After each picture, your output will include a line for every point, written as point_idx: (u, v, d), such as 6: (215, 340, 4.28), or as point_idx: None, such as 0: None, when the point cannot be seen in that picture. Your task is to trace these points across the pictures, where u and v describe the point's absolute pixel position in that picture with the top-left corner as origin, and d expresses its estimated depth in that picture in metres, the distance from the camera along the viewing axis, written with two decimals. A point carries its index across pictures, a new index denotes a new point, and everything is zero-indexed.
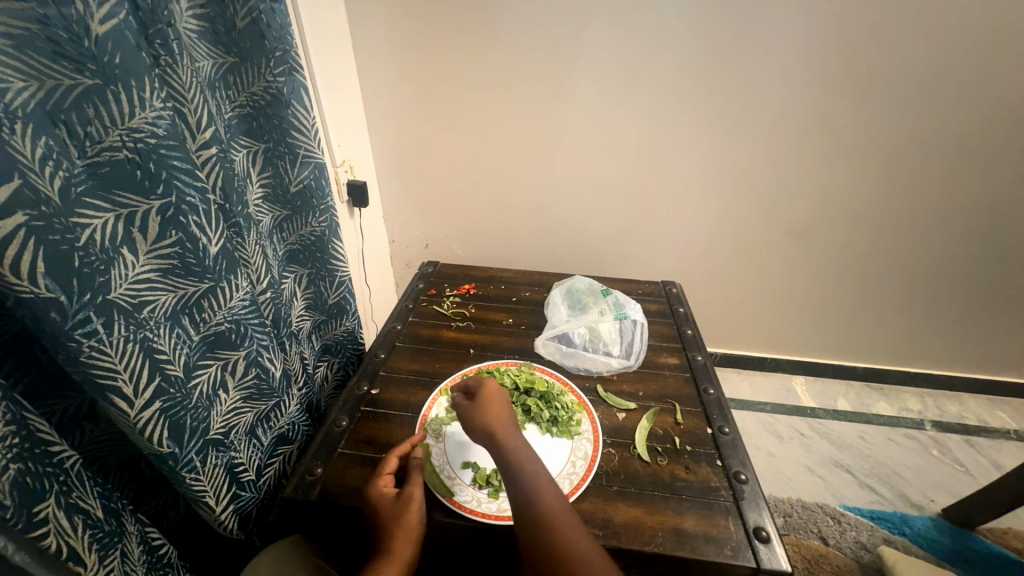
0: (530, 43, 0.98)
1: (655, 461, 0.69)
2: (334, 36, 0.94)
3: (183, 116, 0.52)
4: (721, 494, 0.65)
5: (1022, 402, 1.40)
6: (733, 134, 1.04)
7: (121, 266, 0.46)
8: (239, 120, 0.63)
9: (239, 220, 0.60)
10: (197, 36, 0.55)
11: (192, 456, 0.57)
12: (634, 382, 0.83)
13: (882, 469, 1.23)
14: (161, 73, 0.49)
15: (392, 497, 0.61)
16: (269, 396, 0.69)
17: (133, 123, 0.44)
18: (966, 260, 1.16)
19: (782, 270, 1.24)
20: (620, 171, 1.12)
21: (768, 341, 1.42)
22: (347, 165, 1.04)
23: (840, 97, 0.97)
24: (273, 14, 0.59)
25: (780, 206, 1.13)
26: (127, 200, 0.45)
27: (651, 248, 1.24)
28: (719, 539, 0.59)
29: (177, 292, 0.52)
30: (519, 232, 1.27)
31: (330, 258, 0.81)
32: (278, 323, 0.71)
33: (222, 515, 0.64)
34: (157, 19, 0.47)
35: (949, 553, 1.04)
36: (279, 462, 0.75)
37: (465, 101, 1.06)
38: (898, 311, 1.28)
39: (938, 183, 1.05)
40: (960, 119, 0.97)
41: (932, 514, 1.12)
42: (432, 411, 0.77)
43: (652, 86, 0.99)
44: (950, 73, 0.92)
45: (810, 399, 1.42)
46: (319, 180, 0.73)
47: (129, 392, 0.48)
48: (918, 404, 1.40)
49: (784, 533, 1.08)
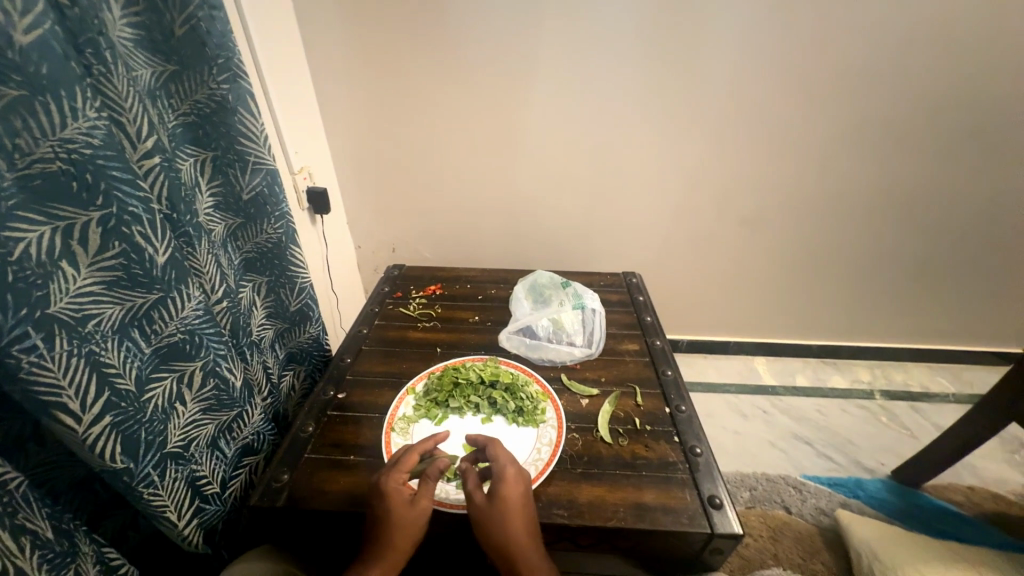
0: (482, 46, 0.99)
1: (617, 442, 0.74)
2: (283, 41, 0.93)
3: (121, 125, 0.51)
4: (678, 467, 0.70)
5: (959, 367, 1.52)
6: (681, 129, 1.08)
7: (60, 280, 0.45)
8: (183, 129, 0.62)
9: (189, 229, 0.60)
10: (133, 44, 0.54)
11: (149, 470, 0.56)
12: (596, 369, 0.88)
13: (837, 438, 1.31)
14: (94, 83, 0.48)
15: (406, 498, 0.59)
16: (230, 406, 0.68)
17: (66, 133, 0.43)
18: (901, 239, 1.25)
19: (737, 256, 1.30)
20: (578, 168, 1.16)
21: (729, 325, 1.49)
22: (306, 171, 1.03)
23: (778, 91, 1.02)
24: (213, 20, 0.59)
25: (730, 196, 1.19)
26: (64, 212, 0.45)
27: (613, 241, 1.28)
28: (677, 509, 0.64)
29: (125, 305, 0.52)
30: (484, 232, 1.29)
31: (290, 265, 0.79)
32: (237, 332, 0.70)
33: (186, 529, 0.63)
34: (87, 28, 0.46)
35: (898, 511, 1.12)
36: (244, 473, 0.74)
37: (422, 104, 1.07)
38: (844, 289, 1.37)
39: (871, 169, 1.13)
40: (887, 108, 1.04)
41: (883, 477, 1.20)
42: (400, 410, 0.78)
43: (604, 84, 1.03)
44: (876, 65, 0.99)
45: (771, 378, 1.49)
46: (272, 186, 0.72)
47: (76, 407, 0.47)
48: (868, 375, 1.49)
49: (750, 505, 1.14)
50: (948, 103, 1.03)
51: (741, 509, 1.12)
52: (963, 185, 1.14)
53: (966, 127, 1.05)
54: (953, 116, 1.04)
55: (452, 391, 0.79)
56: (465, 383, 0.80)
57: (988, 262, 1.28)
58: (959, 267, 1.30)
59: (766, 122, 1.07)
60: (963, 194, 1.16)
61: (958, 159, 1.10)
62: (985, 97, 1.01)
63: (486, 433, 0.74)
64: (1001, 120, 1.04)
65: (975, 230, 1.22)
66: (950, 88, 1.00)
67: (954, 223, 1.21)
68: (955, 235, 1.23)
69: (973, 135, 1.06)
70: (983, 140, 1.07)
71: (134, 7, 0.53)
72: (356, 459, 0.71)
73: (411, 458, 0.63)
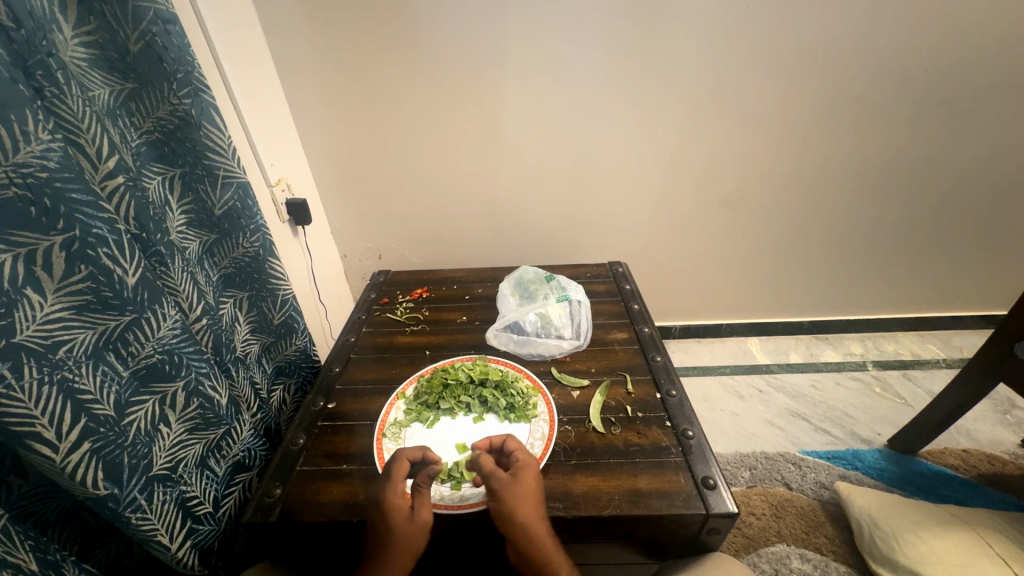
0: (452, 45, 0.99)
1: (610, 431, 0.74)
2: (250, 51, 0.92)
3: (80, 147, 0.50)
4: (671, 451, 0.70)
5: (947, 333, 1.54)
6: (657, 115, 1.08)
7: (26, 307, 0.44)
8: (148, 147, 0.61)
9: (160, 248, 0.59)
10: (88, 64, 0.53)
11: (135, 495, 0.55)
12: (585, 360, 0.88)
13: (833, 412, 1.32)
14: (46, 105, 0.47)
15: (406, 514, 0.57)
16: (217, 424, 0.68)
17: (19, 157, 0.42)
18: (882, 210, 1.26)
19: (722, 238, 1.31)
20: (558, 161, 1.15)
21: (720, 307, 1.50)
22: (284, 183, 1.02)
23: (752, 71, 1.03)
24: (168, 35, 0.58)
25: (711, 179, 1.19)
26: (24, 238, 0.44)
27: (598, 232, 1.29)
28: (671, 493, 0.64)
29: (97, 328, 0.51)
30: (469, 232, 1.29)
31: (269, 277, 0.78)
32: (220, 349, 0.69)
33: (180, 552, 0.62)
34: (36, 50, 0.45)
35: (897, 479, 1.13)
36: (238, 491, 0.74)
37: (396, 107, 1.06)
38: (830, 263, 1.37)
39: (848, 143, 1.14)
40: (857, 82, 1.05)
41: (880, 446, 1.21)
42: (391, 415, 0.78)
43: (577, 76, 1.03)
44: (844, 39, 0.99)
45: (765, 357, 1.50)
46: (245, 200, 0.71)
47: (51, 436, 0.46)
48: (860, 347, 1.51)
49: (751, 484, 1.14)
50: (919, 72, 1.03)
51: (742, 489, 1.13)
52: (938, 154, 1.16)
53: (937, 97, 1.07)
54: (922, 86, 1.05)
55: (442, 393, 0.79)
56: (454, 383, 0.80)
57: (969, 227, 1.30)
58: (941, 233, 1.31)
59: (742, 104, 1.07)
60: (940, 161, 1.17)
61: (932, 128, 1.11)
62: (952, 65, 1.02)
63: (478, 431, 0.74)
64: (970, 87, 1.05)
65: (952, 197, 1.23)
66: (918, 58, 1.01)
67: (932, 191, 1.22)
68: (934, 203, 1.25)
69: (945, 102, 1.07)
70: (954, 107, 1.08)
71: (87, 26, 0.52)
72: (348, 468, 0.71)
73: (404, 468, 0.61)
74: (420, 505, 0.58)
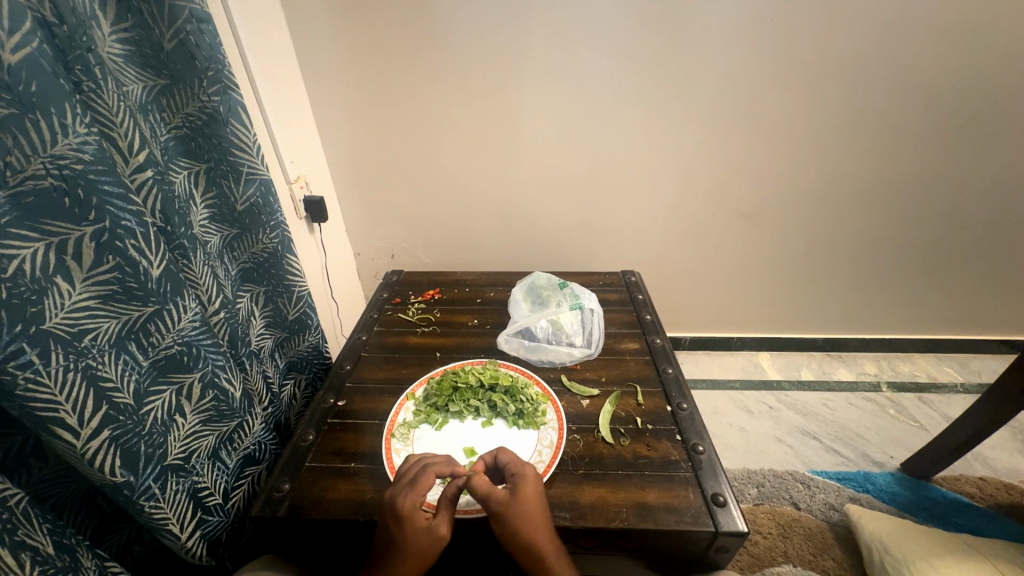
0: (472, 48, 0.99)
1: (618, 442, 0.73)
2: (276, 49, 0.93)
3: (113, 140, 0.51)
4: (681, 466, 0.70)
5: (966, 356, 1.50)
6: (674, 125, 1.08)
7: (55, 295, 0.45)
8: (177, 142, 0.63)
9: (183, 241, 0.60)
10: (123, 60, 0.54)
11: (150, 483, 0.56)
12: (596, 369, 0.88)
13: (845, 432, 1.30)
14: (84, 99, 0.48)
15: (422, 525, 0.57)
16: (230, 417, 0.69)
17: (56, 149, 0.43)
18: (900, 229, 1.24)
19: (737, 250, 1.30)
20: (574, 168, 1.15)
21: (733, 320, 1.48)
22: (302, 180, 1.03)
23: (774, 85, 1.02)
24: (201, 34, 0.59)
25: (728, 192, 1.18)
26: (57, 228, 0.45)
27: (612, 239, 1.28)
28: (680, 508, 0.63)
29: (120, 318, 0.52)
30: (483, 236, 1.29)
31: (285, 274, 0.79)
32: (235, 343, 0.70)
33: (189, 542, 0.63)
34: (76, 45, 0.46)
35: (909, 504, 1.10)
36: (246, 484, 0.74)
37: (416, 109, 1.07)
38: (846, 280, 1.35)
39: (868, 158, 1.12)
40: (882, 98, 1.03)
41: (893, 470, 1.19)
42: (400, 416, 0.78)
43: (597, 83, 1.03)
44: (868, 54, 0.98)
45: (776, 372, 1.48)
46: (267, 196, 0.72)
47: (73, 422, 0.47)
48: (874, 367, 1.48)
49: (758, 502, 1.12)
50: (944, 90, 1.02)
51: (749, 507, 1.11)
52: (962, 174, 1.13)
53: (963, 116, 1.05)
54: (948, 106, 1.04)
55: (451, 395, 0.79)
56: (464, 386, 0.80)
57: (990, 250, 1.27)
58: (959, 255, 1.29)
59: (761, 116, 1.06)
60: (961, 183, 1.15)
61: (957, 148, 1.10)
62: (981, 85, 1.01)
63: (486, 436, 0.74)
64: (998, 106, 1.03)
65: (976, 217, 1.21)
66: (946, 76, 1.00)
67: (952, 213, 1.20)
68: (955, 223, 1.22)
69: (970, 121, 1.05)
70: (980, 127, 1.06)
71: (124, 23, 0.53)
72: (356, 467, 0.71)
73: (429, 480, 0.60)
74: (439, 520, 0.57)
